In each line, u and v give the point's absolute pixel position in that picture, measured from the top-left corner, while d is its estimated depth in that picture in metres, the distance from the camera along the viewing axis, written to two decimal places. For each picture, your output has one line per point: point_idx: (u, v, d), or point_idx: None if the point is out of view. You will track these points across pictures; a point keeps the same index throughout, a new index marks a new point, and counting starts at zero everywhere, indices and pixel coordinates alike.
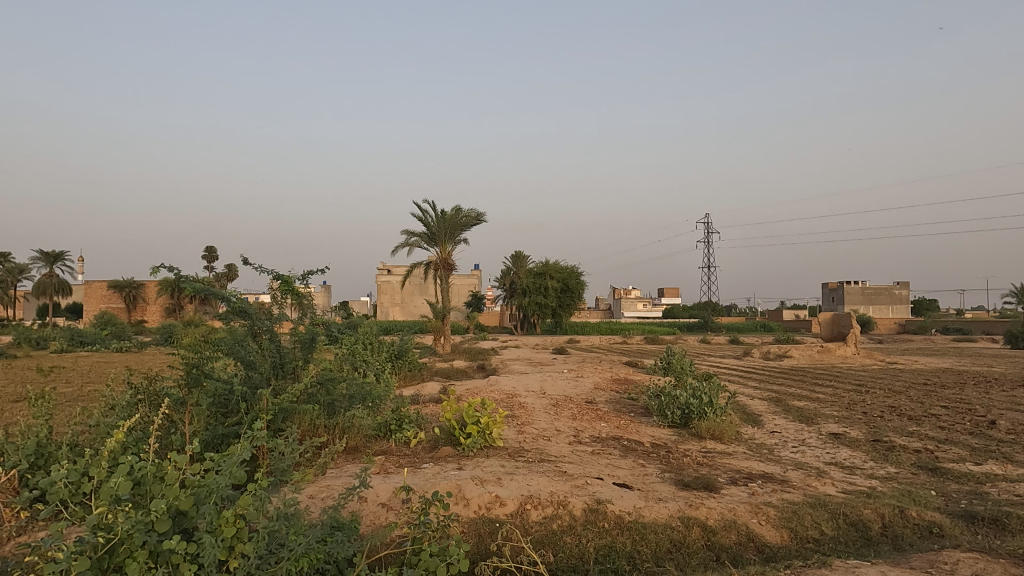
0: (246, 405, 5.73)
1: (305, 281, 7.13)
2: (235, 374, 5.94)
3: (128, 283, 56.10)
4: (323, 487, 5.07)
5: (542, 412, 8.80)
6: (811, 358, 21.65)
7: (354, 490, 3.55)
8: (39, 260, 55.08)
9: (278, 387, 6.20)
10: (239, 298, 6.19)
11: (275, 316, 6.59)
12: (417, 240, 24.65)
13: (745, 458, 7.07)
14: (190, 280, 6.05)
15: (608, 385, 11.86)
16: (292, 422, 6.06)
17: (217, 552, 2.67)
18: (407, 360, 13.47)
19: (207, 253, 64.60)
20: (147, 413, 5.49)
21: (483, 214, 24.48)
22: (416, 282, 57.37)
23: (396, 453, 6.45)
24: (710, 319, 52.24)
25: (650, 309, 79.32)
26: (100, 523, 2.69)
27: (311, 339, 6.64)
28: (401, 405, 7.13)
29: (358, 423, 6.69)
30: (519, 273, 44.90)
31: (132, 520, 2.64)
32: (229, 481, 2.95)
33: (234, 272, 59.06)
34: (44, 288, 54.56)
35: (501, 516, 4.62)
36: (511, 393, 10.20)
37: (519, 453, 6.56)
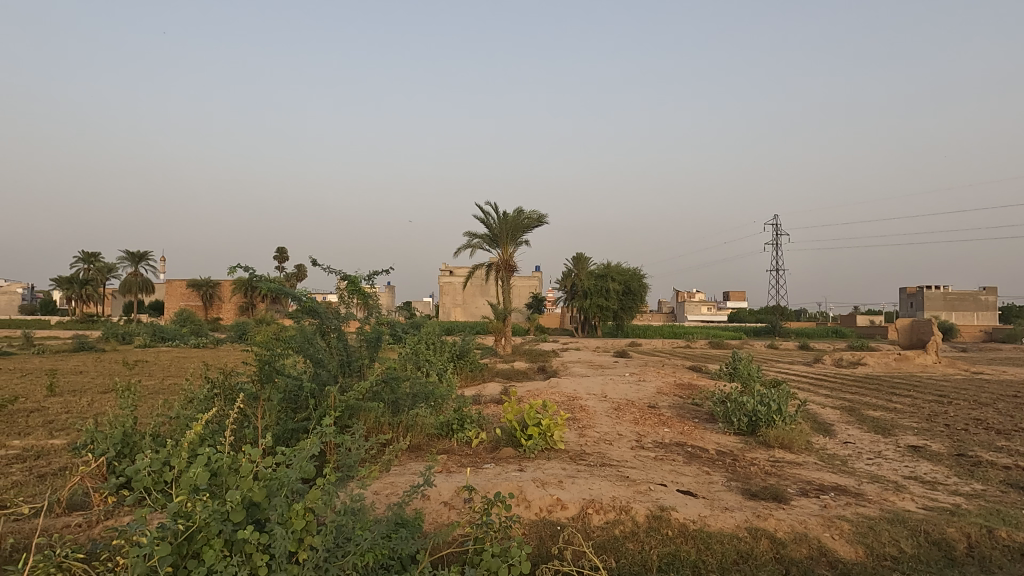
0: (315, 401, 5.91)
1: (371, 281, 7.29)
2: (304, 370, 6.14)
3: (204, 282, 58.78)
4: (388, 483, 5.18)
5: (603, 416, 8.72)
6: (887, 366, 20.65)
7: (417, 488, 3.58)
8: (125, 259, 58.49)
9: (344, 385, 6.39)
10: (309, 297, 6.39)
11: (343, 315, 6.77)
12: (479, 242, 24.85)
13: (816, 468, 6.80)
14: (263, 280, 6.28)
15: (671, 389, 11.64)
16: (359, 419, 6.24)
17: (288, 543, 2.74)
18: (469, 361, 13.57)
19: (278, 254, 66.92)
20: (223, 406, 5.73)
21: (544, 215, 24.43)
22: (478, 283, 57.88)
23: (458, 452, 6.52)
24: (778, 323, 50.60)
25: (715, 313, 77.40)
26: (180, 511, 2.80)
27: (377, 339, 6.84)
28: (463, 405, 7.17)
29: (421, 421, 6.80)
30: (580, 275, 44.67)
31: (208, 510, 2.74)
32: (299, 475, 3.05)
33: (303, 270, 61.01)
34: (130, 286, 57.82)
35: (562, 520, 4.60)
36: (572, 396, 10.16)
37: (581, 456, 6.51)
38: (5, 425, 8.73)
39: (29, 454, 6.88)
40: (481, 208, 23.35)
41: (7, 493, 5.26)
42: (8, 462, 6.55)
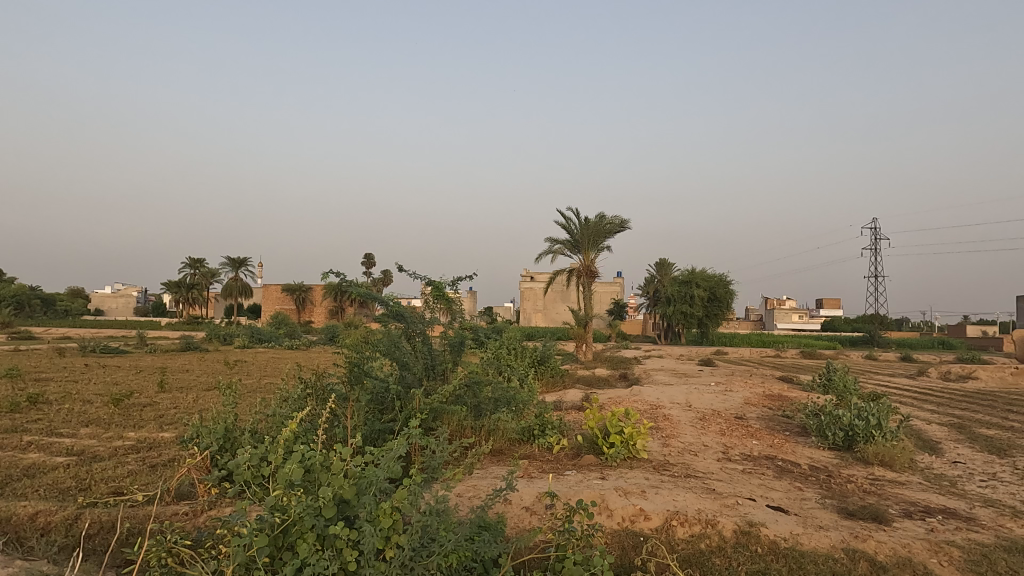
0: (401, 403, 6.08)
1: (455, 286, 7.43)
2: (391, 373, 6.33)
3: (298, 286, 61.66)
4: (471, 486, 5.25)
5: (688, 426, 8.49)
6: (1002, 380, 19.06)
7: (500, 492, 3.61)
8: (227, 265, 62.23)
9: (429, 388, 6.54)
10: (396, 302, 6.59)
11: (427, 319, 6.94)
12: (561, 248, 24.84)
13: (921, 489, 6.35)
14: (353, 285, 6.52)
15: (759, 400, 11.21)
16: (442, 422, 6.36)
17: (376, 540, 2.83)
18: (550, 366, 13.56)
19: (366, 260, 69.35)
20: (315, 406, 5.98)
21: (627, 220, 24.12)
22: (559, 288, 57.83)
23: (540, 458, 6.52)
24: (878, 333, 47.73)
25: (807, 322, 73.93)
26: (277, 505, 2.94)
27: (459, 343, 6.96)
28: (544, 411, 7.16)
29: (503, 426, 6.86)
30: (663, 281, 43.80)
31: (303, 504, 2.87)
32: (387, 474, 3.14)
33: (390, 276, 62.91)
34: (231, 290, 61.50)
35: (646, 530, 4.52)
36: (655, 404, 9.96)
37: (665, 467, 6.36)
38: (122, 417, 9.48)
39: (142, 446, 7.44)
40: (563, 213, 23.34)
41: (123, 480, 5.70)
42: (125, 451, 7.10)
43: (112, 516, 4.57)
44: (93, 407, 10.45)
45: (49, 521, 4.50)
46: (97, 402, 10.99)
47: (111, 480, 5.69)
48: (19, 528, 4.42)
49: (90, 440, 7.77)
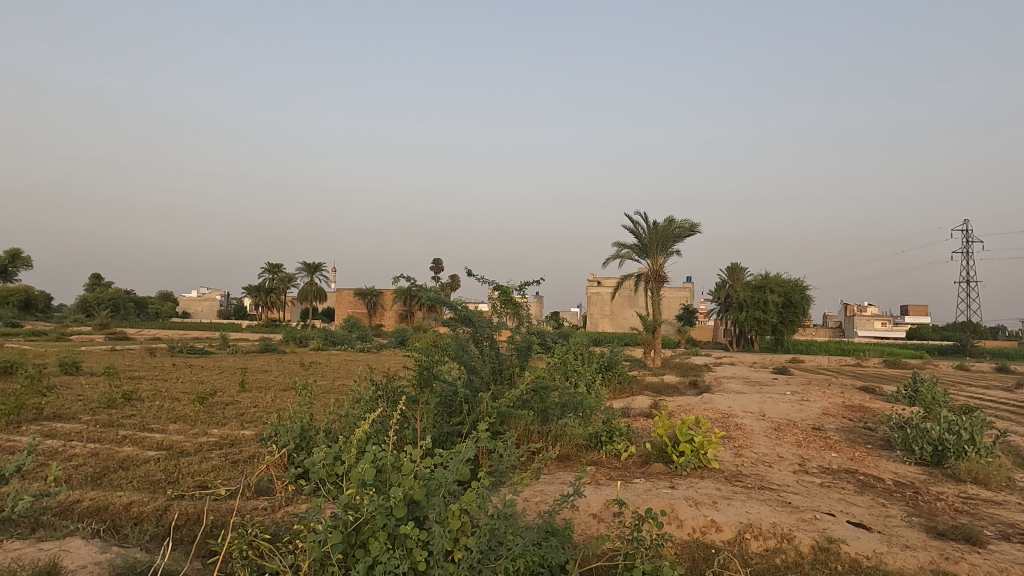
0: (469, 406, 6.16)
1: (522, 291, 7.47)
2: (459, 376, 6.42)
3: (369, 290, 63.35)
4: (538, 491, 5.25)
5: (761, 436, 8.22)
6: None
7: (567, 498, 3.60)
8: (303, 270, 64.62)
9: (496, 392, 6.60)
10: (464, 306, 6.70)
11: (495, 323, 6.99)
12: (629, 252, 24.54)
13: (1020, 510, 5.92)
14: (422, 290, 6.65)
15: (839, 410, 10.72)
16: (509, 426, 6.40)
17: (445, 542, 2.87)
18: (617, 372, 13.41)
19: (434, 265, 70.54)
20: (386, 407, 6.13)
21: (697, 223, 23.60)
22: (626, 293, 57.12)
23: (607, 465, 6.46)
24: (970, 342, 44.79)
25: (890, 330, 70.25)
26: (350, 503, 3.03)
27: (526, 347, 7.02)
28: (612, 418, 7.08)
29: (570, 432, 6.83)
30: (735, 286, 42.59)
31: (375, 503, 2.94)
32: (455, 477, 3.19)
33: (457, 281, 63.72)
34: (307, 294, 63.84)
35: (717, 543, 4.40)
36: (727, 413, 9.69)
37: (737, 477, 6.18)
38: (206, 415, 9.99)
39: (225, 442, 7.82)
40: (632, 217, 23.05)
41: (208, 474, 6.01)
42: (209, 447, 7.48)
43: (198, 508, 4.83)
44: (180, 405, 11.06)
45: (141, 510, 4.79)
46: (184, 400, 11.63)
47: (197, 475, 6.00)
48: (116, 516, 4.73)
49: (178, 436, 8.23)
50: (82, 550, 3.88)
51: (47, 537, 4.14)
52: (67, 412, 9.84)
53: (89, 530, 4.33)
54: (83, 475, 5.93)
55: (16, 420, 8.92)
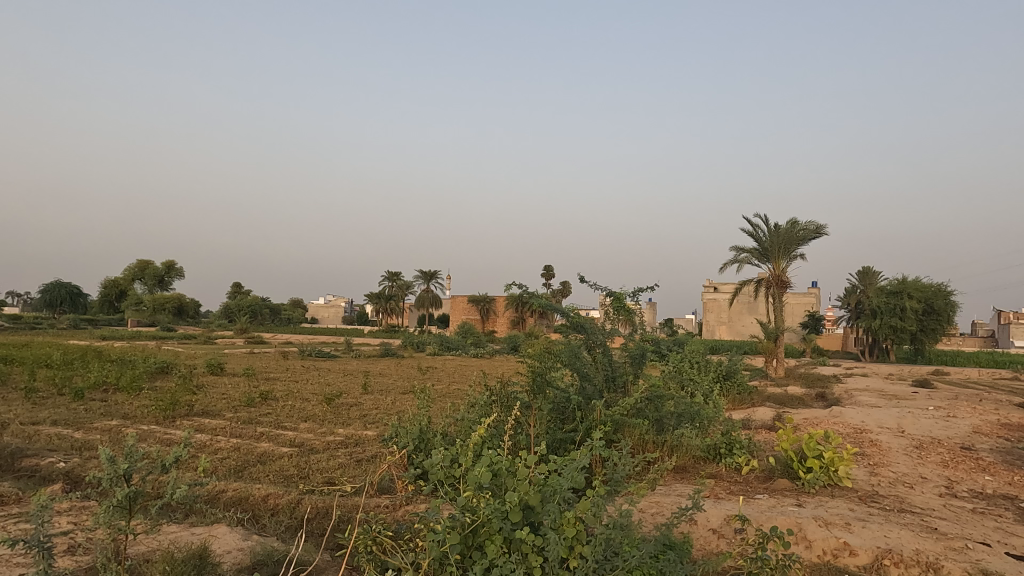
0: (582, 413, 6.12)
1: (636, 298, 7.34)
2: (572, 384, 6.40)
3: (482, 298, 64.73)
4: (654, 502, 5.13)
5: (900, 454, 7.57)
6: None
7: (686, 511, 3.48)
8: (420, 278, 67.13)
9: (610, 400, 6.52)
10: (576, 313, 6.65)
11: (608, 330, 6.91)
12: (748, 257, 23.49)
13: None
14: (534, 296, 6.70)
15: (993, 429, 9.66)
16: (624, 435, 6.30)
17: (560, 549, 2.86)
18: (736, 383, 12.84)
19: (546, 272, 71.00)
20: (500, 413, 6.22)
21: (823, 225, 22.23)
22: (745, 300, 54.68)
23: (727, 479, 6.20)
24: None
25: None
26: (467, 505, 3.09)
27: (640, 355, 6.85)
28: (732, 429, 6.77)
29: (687, 442, 6.62)
30: (867, 291, 39.63)
31: (491, 507, 2.99)
32: (570, 484, 3.18)
33: (569, 287, 63.76)
34: (424, 301, 66.27)
35: (851, 568, 4.10)
36: (860, 428, 9.01)
37: (873, 498, 5.72)
38: (332, 415, 10.62)
39: (350, 441, 8.27)
40: (751, 220, 22.08)
41: (335, 471, 6.37)
42: (336, 446, 7.93)
43: (327, 503, 5.13)
44: (311, 405, 11.83)
45: (277, 503, 5.15)
46: (313, 401, 12.43)
47: (325, 471, 6.38)
48: (255, 507, 5.12)
49: (308, 434, 8.79)
50: (227, 536, 4.23)
51: (199, 523, 4.56)
52: (213, 410, 10.79)
53: (233, 518, 4.72)
54: (227, 467, 6.48)
55: (172, 415, 9.91)
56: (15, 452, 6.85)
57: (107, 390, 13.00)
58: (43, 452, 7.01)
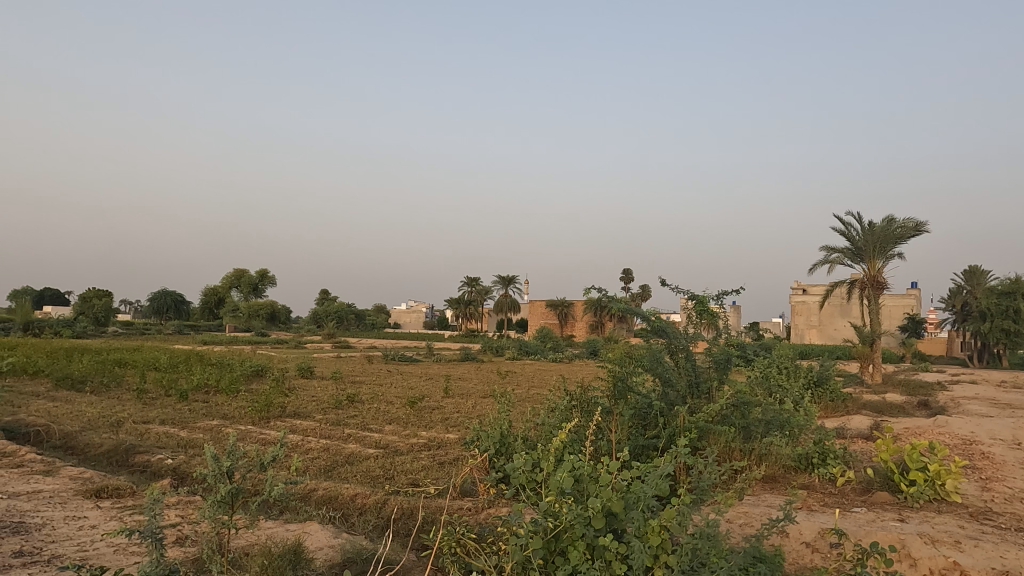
0: (664, 420, 6.00)
1: (720, 301, 7.13)
2: (654, 389, 6.27)
3: (560, 302, 64.64)
4: (742, 512, 4.96)
5: (1017, 468, 6.99)
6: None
7: (777, 522, 3.34)
8: (499, 283, 67.78)
9: (693, 406, 6.35)
10: (658, 317, 6.52)
11: (691, 334, 6.75)
12: (840, 257, 22.38)
13: None
14: (614, 300, 6.61)
15: None
16: (709, 442, 6.13)
17: (645, 557, 2.81)
18: (829, 389, 12.24)
19: (624, 275, 70.11)
20: (581, 418, 6.19)
21: (923, 222, 20.88)
22: (837, 302, 52.04)
23: (820, 490, 5.92)
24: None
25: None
26: (550, 510, 3.09)
27: (725, 360, 6.65)
28: (825, 438, 6.46)
29: (776, 451, 6.38)
30: (974, 292, 36.89)
31: (573, 512, 2.97)
32: (654, 491, 3.12)
33: (649, 291, 62.68)
34: (502, 306, 66.91)
35: None
36: (970, 439, 8.38)
37: (986, 515, 5.30)
38: (415, 418, 10.88)
39: (433, 444, 8.44)
40: (842, 217, 20.99)
41: (419, 473, 6.52)
42: (419, 448, 8.13)
43: (412, 503, 5.25)
44: (395, 407, 12.17)
45: (365, 502, 5.32)
46: (397, 403, 12.78)
47: (410, 473, 6.54)
48: (344, 506, 5.31)
49: (393, 436, 9.05)
50: (319, 533, 4.42)
51: (293, 519, 4.78)
52: (304, 411, 11.29)
53: (323, 517, 4.92)
54: (318, 467, 6.77)
55: (267, 415, 10.46)
56: (130, 449, 7.41)
57: (208, 392, 13.84)
58: (154, 448, 7.56)
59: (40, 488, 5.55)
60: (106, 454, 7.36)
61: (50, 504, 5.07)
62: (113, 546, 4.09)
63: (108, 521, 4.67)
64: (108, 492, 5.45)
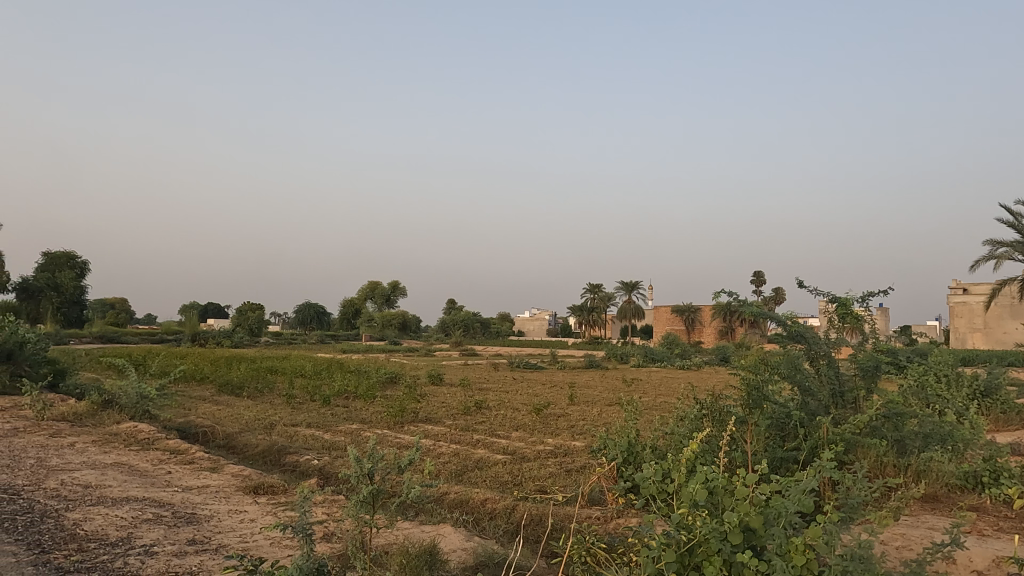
0: (805, 431, 5.63)
1: (865, 303, 6.59)
2: (793, 399, 5.91)
3: (687, 307, 62.68)
4: (898, 534, 4.54)
5: None
6: None
7: (941, 547, 3.01)
8: (622, 290, 66.90)
9: (838, 417, 5.91)
10: (794, 322, 6.14)
11: (833, 340, 6.31)
12: (1008, 252, 20.01)
13: None
14: (747, 305, 6.30)
15: None
16: (857, 456, 5.68)
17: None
18: (999, 400, 10.93)
19: (756, 278, 66.78)
20: (713, 428, 5.95)
21: None
22: (1006, 302, 46.51)
23: (993, 514, 5.28)
24: None
25: None
26: (683, 523, 2.98)
27: (874, 368, 6.13)
28: (997, 455, 5.77)
29: (937, 468, 5.78)
30: None
31: (709, 526, 2.85)
32: (797, 508, 2.93)
33: (782, 294, 59.32)
34: (626, 312, 66.02)
35: None
36: None
37: None
38: (542, 425, 10.96)
39: (559, 451, 8.45)
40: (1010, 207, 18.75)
41: (546, 480, 6.56)
42: (546, 455, 8.18)
43: (541, 510, 5.29)
44: (522, 414, 12.33)
45: (495, 507, 5.43)
46: (523, 410, 12.94)
47: (538, 479, 6.58)
48: (475, 510, 5.45)
49: (520, 443, 9.17)
50: (453, 536, 4.56)
51: (427, 521, 4.97)
52: (435, 417, 11.72)
53: (456, 520, 5.07)
54: (449, 471, 6.99)
55: (401, 420, 10.98)
56: (281, 449, 8.05)
57: (348, 397, 14.75)
58: (302, 450, 8.15)
59: (208, 483, 6.16)
60: (262, 454, 8.04)
61: (217, 497, 5.62)
62: (269, 539, 4.45)
63: (265, 515, 5.10)
64: (264, 489, 5.94)
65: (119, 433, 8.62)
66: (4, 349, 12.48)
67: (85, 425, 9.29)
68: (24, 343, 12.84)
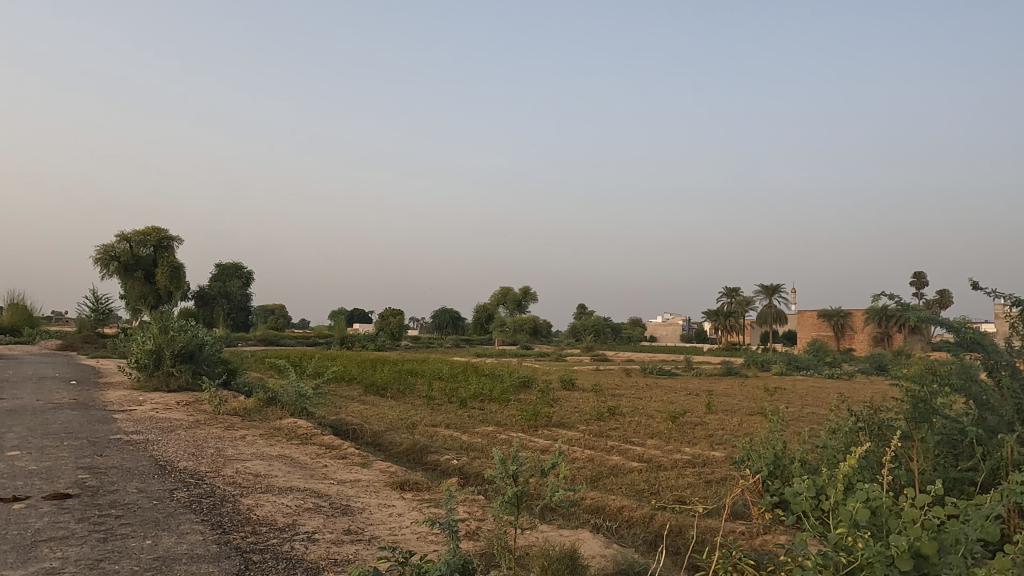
0: (983, 449, 5.04)
1: None
2: (967, 413, 5.29)
3: (836, 312, 58.22)
4: None
5: None
6: None
7: None
8: (762, 293, 63.45)
9: None
10: (970, 327, 5.46)
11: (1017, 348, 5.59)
12: None
13: None
14: (913, 308, 5.67)
15: None
16: None
17: None
18: None
19: (916, 278, 60.80)
20: (871, 442, 5.49)
21: None
22: None
23: None
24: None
25: None
26: (841, 543, 2.78)
27: None
28: None
29: None
30: None
31: (872, 548, 2.62)
32: (979, 535, 2.64)
33: (948, 296, 53.50)
34: (766, 318, 62.57)
35: None
36: None
37: None
38: (678, 433, 10.66)
39: (698, 461, 8.17)
40: None
41: (685, 490, 6.37)
42: (684, 464, 7.94)
43: (682, 522, 5.14)
44: (657, 422, 12.05)
45: (632, 515, 5.35)
46: (658, 418, 12.64)
47: (676, 489, 6.41)
48: (613, 517, 5.39)
49: (656, 451, 8.96)
50: (591, 542, 4.54)
51: (565, 525, 5.00)
52: (569, 421, 11.76)
53: (594, 525, 5.06)
54: (585, 476, 6.99)
55: (535, 424, 11.12)
56: (423, 449, 8.43)
57: (484, 400, 15.17)
58: (442, 450, 8.49)
59: (359, 477, 6.60)
60: (406, 453, 8.46)
61: (367, 491, 5.99)
62: (416, 533, 4.68)
63: (411, 510, 5.37)
64: (410, 485, 6.25)
65: (282, 428, 9.44)
66: (186, 350, 14.07)
67: (253, 420, 10.27)
68: (202, 345, 14.41)
